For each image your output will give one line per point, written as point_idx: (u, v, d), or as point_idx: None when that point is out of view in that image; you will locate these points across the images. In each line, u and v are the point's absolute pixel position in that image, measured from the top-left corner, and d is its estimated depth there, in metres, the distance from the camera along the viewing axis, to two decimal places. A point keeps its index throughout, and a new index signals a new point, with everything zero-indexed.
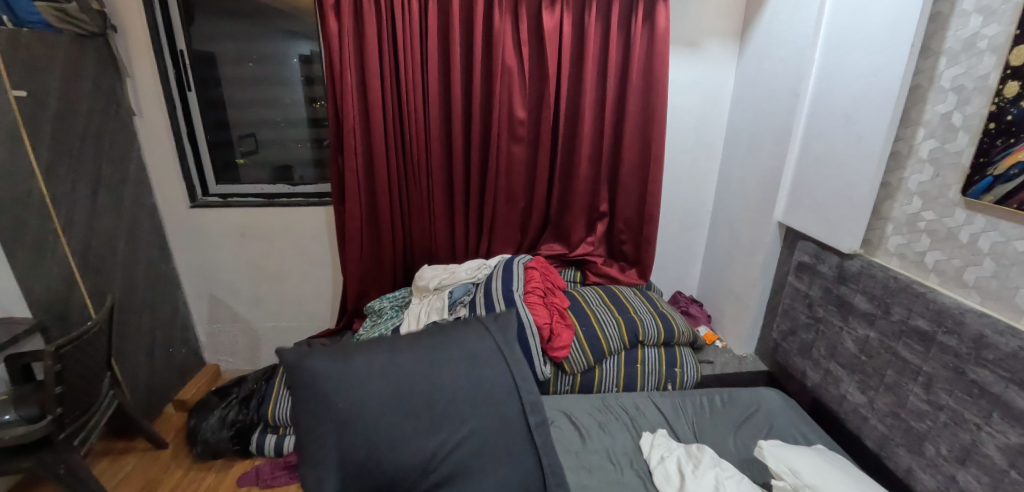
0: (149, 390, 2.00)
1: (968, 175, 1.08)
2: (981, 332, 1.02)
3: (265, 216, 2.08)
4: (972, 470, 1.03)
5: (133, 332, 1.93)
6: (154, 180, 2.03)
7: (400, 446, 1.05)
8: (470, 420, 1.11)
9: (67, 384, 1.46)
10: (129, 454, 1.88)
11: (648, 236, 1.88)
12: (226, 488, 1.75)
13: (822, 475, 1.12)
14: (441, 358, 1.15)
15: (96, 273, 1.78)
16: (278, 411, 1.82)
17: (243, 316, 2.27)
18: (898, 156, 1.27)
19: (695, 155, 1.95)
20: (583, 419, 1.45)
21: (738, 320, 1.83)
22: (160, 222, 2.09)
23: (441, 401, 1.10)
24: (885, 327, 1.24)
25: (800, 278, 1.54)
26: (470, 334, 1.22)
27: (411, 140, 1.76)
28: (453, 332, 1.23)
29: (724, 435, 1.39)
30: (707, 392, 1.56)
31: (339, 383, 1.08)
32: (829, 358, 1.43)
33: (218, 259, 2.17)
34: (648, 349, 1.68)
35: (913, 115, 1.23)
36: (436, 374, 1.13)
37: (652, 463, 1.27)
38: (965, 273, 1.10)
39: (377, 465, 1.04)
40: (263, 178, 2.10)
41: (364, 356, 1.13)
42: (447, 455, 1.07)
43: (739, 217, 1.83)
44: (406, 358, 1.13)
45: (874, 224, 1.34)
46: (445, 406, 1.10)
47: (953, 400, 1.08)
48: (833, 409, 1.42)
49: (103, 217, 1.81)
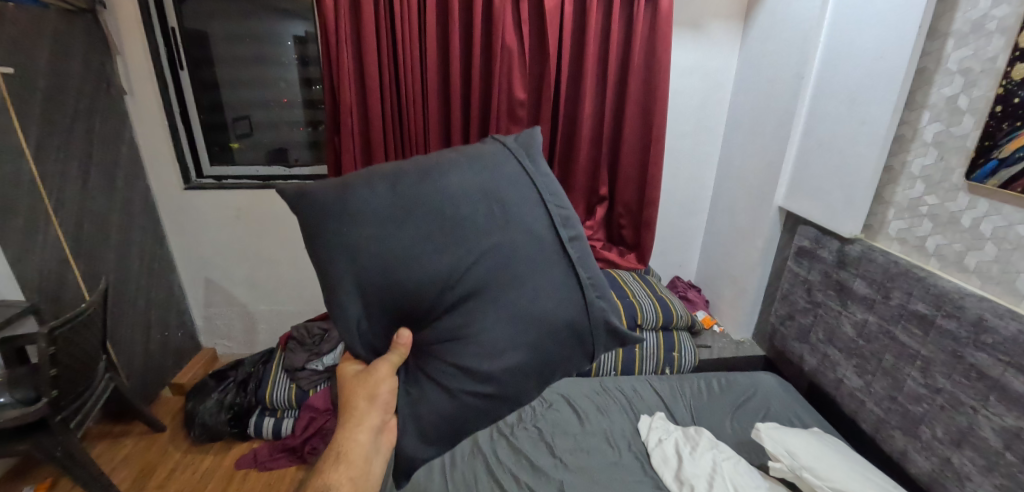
0: (145, 373, 1.99)
1: (973, 158, 1.08)
2: (980, 315, 1.02)
3: (260, 199, 2.05)
4: (967, 452, 1.04)
5: (128, 315, 1.91)
6: (146, 162, 2.00)
7: (416, 265, 0.73)
8: (503, 230, 0.78)
9: (62, 367, 1.45)
10: (126, 437, 1.88)
11: (648, 221, 1.87)
12: (225, 470, 1.75)
13: (819, 457, 1.12)
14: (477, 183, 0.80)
15: (89, 255, 1.75)
16: (276, 394, 1.83)
17: (240, 300, 2.26)
18: (901, 140, 1.26)
19: (696, 139, 1.93)
20: (581, 402, 1.45)
21: (736, 305, 1.84)
22: (154, 204, 2.06)
23: (456, 225, 0.76)
24: (884, 311, 1.24)
25: (800, 263, 1.53)
26: (495, 153, 0.85)
27: (409, 120, 1.73)
28: (464, 153, 0.85)
29: (721, 418, 1.39)
30: (705, 376, 1.57)
31: (337, 218, 0.74)
32: (827, 342, 1.43)
33: (213, 242, 2.14)
34: (646, 333, 1.68)
35: (919, 98, 1.21)
36: (454, 206, 0.77)
37: (650, 445, 1.28)
38: (966, 258, 1.10)
39: (398, 277, 0.73)
40: (258, 160, 2.06)
41: (365, 187, 0.76)
42: (474, 265, 0.76)
43: (738, 202, 1.82)
44: (410, 180, 0.77)
45: (876, 209, 1.33)
46: (460, 232, 0.76)
47: (950, 383, 1.08)
48: (830, 393, 1.43)
49: (95, 198, 1.78)
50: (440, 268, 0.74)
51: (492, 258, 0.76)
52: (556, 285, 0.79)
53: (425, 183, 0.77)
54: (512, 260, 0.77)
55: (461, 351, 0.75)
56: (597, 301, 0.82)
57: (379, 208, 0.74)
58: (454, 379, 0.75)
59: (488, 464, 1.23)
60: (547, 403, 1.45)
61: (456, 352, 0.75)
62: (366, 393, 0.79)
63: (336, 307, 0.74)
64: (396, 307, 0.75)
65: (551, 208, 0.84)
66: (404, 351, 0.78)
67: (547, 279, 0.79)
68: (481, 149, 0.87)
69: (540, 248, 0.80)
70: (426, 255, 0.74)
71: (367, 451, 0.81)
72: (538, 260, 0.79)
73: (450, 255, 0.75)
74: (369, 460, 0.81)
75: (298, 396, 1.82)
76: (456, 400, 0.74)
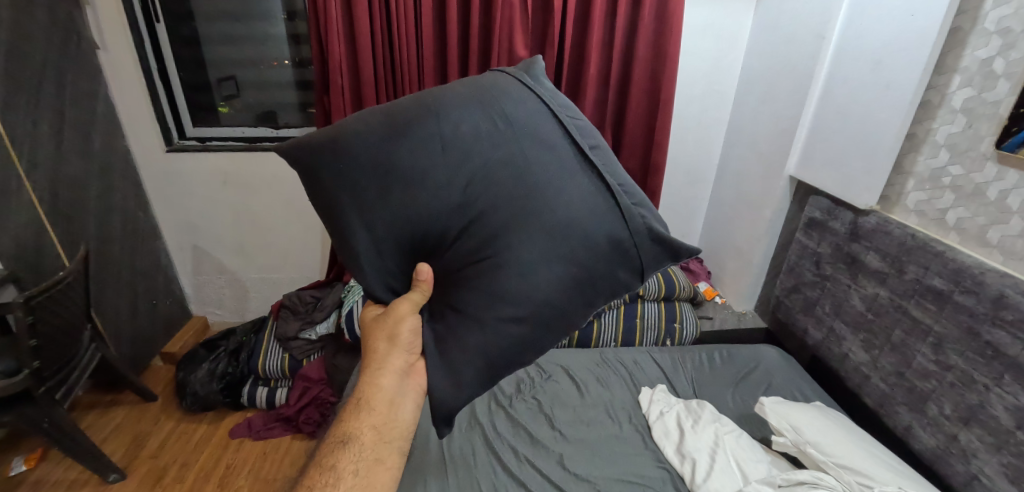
0: (133, 343, 1.94)
1: (1005, 126, 1.00)
2: (1001, 292, 0.98)
3: (246, 162, 1.95)
4: (976, 429, 1.03)
5: (113, 284, 1.85)
6: (124, 123, 1.88)
7: (425, 189, 0.72)
8: (513, 145, 0.75)
9: (43, 336, 1.38)
10: (118, 406, 1.85)
11: (652, 189, 1.80)
12: (219, 439, 1.74)
13: (823, 432, 1.10)
14: (480, 104, 0.78)
15: (66, 221, 1.67)
16: (269, 364, 1.80)
17: (229, 268, 2.19)
18: (927, 106, 1.18)
19: (705, 104, 1.84)
20: (581, 373, 1.42)
21: (739, 276, 1.80)
22: (135, 167, 1.96)
23: (461, 142, 0.74)
24: (897, 286, 1.21)
25: (809, 235, 1.48)
26: (496, 79, 0.83)
27: (402, 79, 1.62)
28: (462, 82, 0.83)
29: (723, 391, 1.37)
30: (706, 348, 1.54)
31: (331, 157, 0.73)
32: (833, 316, 1.40)
33: (199, 208, 2.05)
34: (647, 303, 1.65)
35: (949, 60, 1.13)
36: (457, 128, 0.74)
37: (651, 418, 1.25)
38: (988, 232, 1.05)
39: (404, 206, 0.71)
40: (244, 122, 1.96)
41: (355, 126, 0.75)
42: (486, 184, 0.73)
43: (746, 170, 1.75)
44: (408, 112, 0.76)
45: (894, 179, 1.27)
46: (469, 150, 0.74)
47: (963, 361, 1.05)
48: (834, 367, 1.41)
49: (70, 160, 1.68)
50: (448, 190, 0.72)
51: (504, 173, 0.74)
52: (579, 195, 0.75)
53: (423, 111, 0.75)
54: (527, 171, 0.74)
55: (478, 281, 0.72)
56: (632, 205, 0.78)
57: (374, 140, 0.73)
58: (485, 304, 0.71)
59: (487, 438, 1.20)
60: (547, 374, 1.41)
61: (482, 279, 0.72)
62: (387, 334, 0.78)
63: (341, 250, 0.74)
64: (406, 239, 0.73)
65: (564, 121, 0.81)
66: (426, 289, 0.77)
67: (570, 188, 0.75)
68: (482, 77, 0.84)
69: (557, 160, 0.76)
70: (434, 177, 0.72)
71: (392, 397, 0.78)
72: (556, 172, 0.76)
73: (460, 173, 0.73)
74: (394, 406, 0.78)
75: (291, 366, 1.79)
76: (486, 331, 0.71)
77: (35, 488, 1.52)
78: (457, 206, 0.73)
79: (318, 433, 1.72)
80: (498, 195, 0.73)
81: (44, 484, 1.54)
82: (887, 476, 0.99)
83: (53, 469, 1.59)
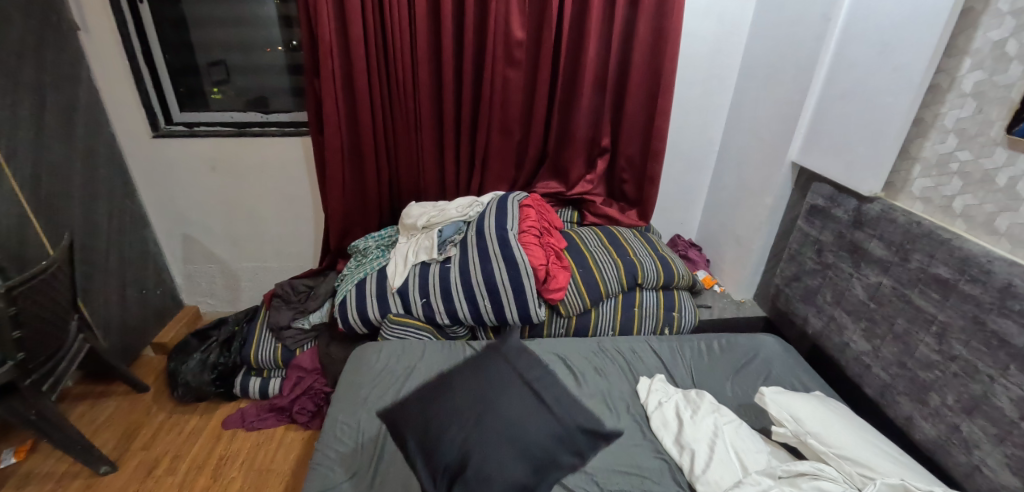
0: (123, 334, 1.91)
1: (1018, 111, 0.96)
2: (1008, 281, 0.95)
3: (235, 149, 1.90)
4: (979, 420, 1.02)
5: (101, 274, 1.80)
6: (109, 108, 1.82)
7: (437, 450, 1.02)
8: (500, 411, 1.09)
9: (27, 328, 1.34)
10: (109, 397, 1.82)
11: (652, 176, 1.77)
12: (212, 430, 1.71)
13: (824, 422, 1.07)
14: (478, 409, 1.09)
15: (50, 209, 1.62)
16: (262, 354, 1.77)
17: (221, 257, 2.15)
18: (935, 90, 1.15)
19: (705, 89, 1.80)
20: (578, 362, 1.37)
21: (739, 264, 1.78)
22: (121, 153, 1.90)
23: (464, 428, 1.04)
24: (901, 274, 1.18)
25: (811, 223, 1.46)
26: (500, 376, 1.20)
27: (395, 62, 1.57)
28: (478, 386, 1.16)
29: (722, 380, 1.34)
30: (704, 337, 1.51)
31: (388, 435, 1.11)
32: (835, 305, 1.39)
33: (188, 195, 2.00)
34: (646, 293, 1.61)
35: (960, 43, 1.09)
36: (461, 410, 1.09)
37: (650, 409, 1.22)
38: (997, 219, 1.02)
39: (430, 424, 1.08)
40: (233, 106, 1.89)
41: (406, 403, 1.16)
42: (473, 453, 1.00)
43: (748, 156, 1.72)
44: (434, 403, 1.13)
45: (899, 165, 1.24)
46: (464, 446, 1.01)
47: (967, 351, 1.04)
48: (834, 357, 1.40)
49: (52, 146, 1.62)
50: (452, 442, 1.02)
51: (492, 431, 1.04)
52: (542, 429, 1.08)
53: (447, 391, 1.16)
54: (507, 420, 1.07)
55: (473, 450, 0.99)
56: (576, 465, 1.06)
57: (410, 425, 1.10)
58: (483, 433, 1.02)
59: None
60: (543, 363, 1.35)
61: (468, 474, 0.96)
62: None
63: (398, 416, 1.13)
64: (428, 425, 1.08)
65: (536, 394, 1.18)
66: None
67: (534, 424, 1.09)
68: (488, 367, 1.23)
69: (526, 407, 1.12)
70: (445, 435, 1.04)
71: None
72: (527, 423, 1.08)
73: (461, 444, 1.02)
74: None
75: (284, 356, 1.76)
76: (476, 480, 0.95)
77: (24, 481, 1.50)
78: (456, 461, 0.99)
79: (313, 423, 1.69)
80: (495, 438, 1.03)
81: (34, 477, 1.52)
82: (890, 467, 0.97)
83: (43, 462, 1.56)
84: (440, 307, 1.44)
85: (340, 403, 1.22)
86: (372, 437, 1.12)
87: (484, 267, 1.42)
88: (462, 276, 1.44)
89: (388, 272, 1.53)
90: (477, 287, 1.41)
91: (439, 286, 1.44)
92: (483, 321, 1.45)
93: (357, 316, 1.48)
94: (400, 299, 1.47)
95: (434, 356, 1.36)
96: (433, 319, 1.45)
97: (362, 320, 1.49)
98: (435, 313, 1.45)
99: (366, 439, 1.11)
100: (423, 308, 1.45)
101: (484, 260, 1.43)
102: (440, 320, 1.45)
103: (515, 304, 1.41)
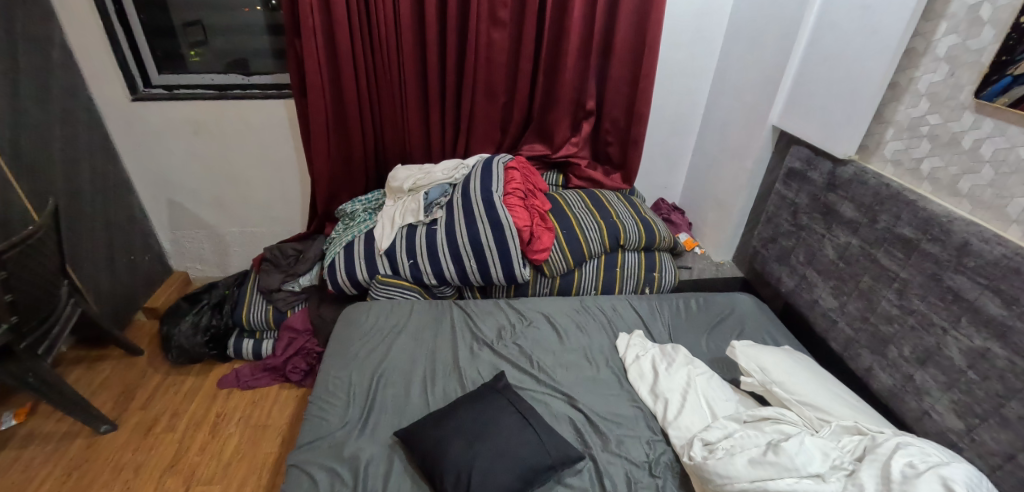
0: (114, 299, 1.93)
1: (986, 75, 0.99)
2: (966, 239, 1.01)
3: (217, 112, 1.87)
4: (931, 370, 1.09)
5: (87, 240, 1.80)
6: (85, 71, 1.77)
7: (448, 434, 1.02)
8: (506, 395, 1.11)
9: (18, 292, 1.33)
10: (104, 361, 1.86)
11: (636, 138, 1.79)
12: (207, 390, 1.76)
13: (788, 373, 1.14)
14: (480, 392, 1.11)
15: (32, 174, 1.60)
16: (253, 316, 1.81)
17: (207, 222, 2.15)
18: (912, 54, 1.16)
19: (692, 52, 1.79)
20: (561, 319, 1.42)
21: (720, 227, 1.82)
22: (100, 118, 1.87)
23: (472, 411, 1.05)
24: (868, 235, 1.24)
25: (788, 186, 1.50)
26: (502, 363, 1.26)
27: (377, 22, 1.55)
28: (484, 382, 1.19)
29: (698, 336, 1.40)
30: (683, 296, 1.56)
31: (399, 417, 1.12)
32: (807, 264, 1.45)
33: (171, 159, 1.98)
34: (628, 254, 1.65)
35: (938, 6, 1.10)
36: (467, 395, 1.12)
37: (627, 362, 1.28)
38: (960, 182, 1.07)
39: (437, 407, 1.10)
40: (213, 68, 1.85)
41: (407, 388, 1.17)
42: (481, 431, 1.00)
43: (731, 120, 1.73)
44: (441, 395, 1.16)
45: (873, 128, 1.27)
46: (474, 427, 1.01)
47: (924, 305, 1.10)
48: (804, 313, 1.47)
49: (28, 110, 1.59)
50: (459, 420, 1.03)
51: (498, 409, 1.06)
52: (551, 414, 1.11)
53: (453, 377, 1.21)
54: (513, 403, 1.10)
55: (480, 421, 1.01)
56: (598, 450, 1.06)
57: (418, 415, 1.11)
58: (491, 409, 1.05)
59: (461, 375, 1.21)
60: (527, 321, 1.41)
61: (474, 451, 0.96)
62: None
63: (405, 390, 1.17)
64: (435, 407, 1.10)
65: (537, 376, 1.23)
66: None
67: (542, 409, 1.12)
68: (490, 354, 1.29)
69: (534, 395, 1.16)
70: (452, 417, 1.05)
71: None
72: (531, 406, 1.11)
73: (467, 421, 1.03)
74: None
75: (276, 318, 1.79)
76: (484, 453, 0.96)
77: (27, 440, 1.55)
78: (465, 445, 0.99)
79: (306, 381, 1.76)
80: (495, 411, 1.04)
81: (36, 437, 1.56)
82: (846, 412, 1.05)
83: (44, 422, 1.61)
84: (426, 268, 1.47)
85: (331, 360, 1.26)
86: (363, 391, 1.17)
87: (470, 228, 1.45)
88: (448, 237, 1.47)
89: (376, 234, 1.55)
90: (463, 248, 1.45)
91: (425, 247, 1.47)
92: (469, 280, 1.50)
93: (346, 277, 1.51)
94: (388, 260, 1.50)
95: (423, 314, 1.41)
96: (420, 279, 1.49)
97: (351, 282, 1.52)
98: (422, 274, 1.48)
99: (357, 393, 1.16)
100: (410, 269, 1.48)
101: (470, 221, 1.46)
102: (428, 281, 1.49)
103: (501, 264, 1.45)
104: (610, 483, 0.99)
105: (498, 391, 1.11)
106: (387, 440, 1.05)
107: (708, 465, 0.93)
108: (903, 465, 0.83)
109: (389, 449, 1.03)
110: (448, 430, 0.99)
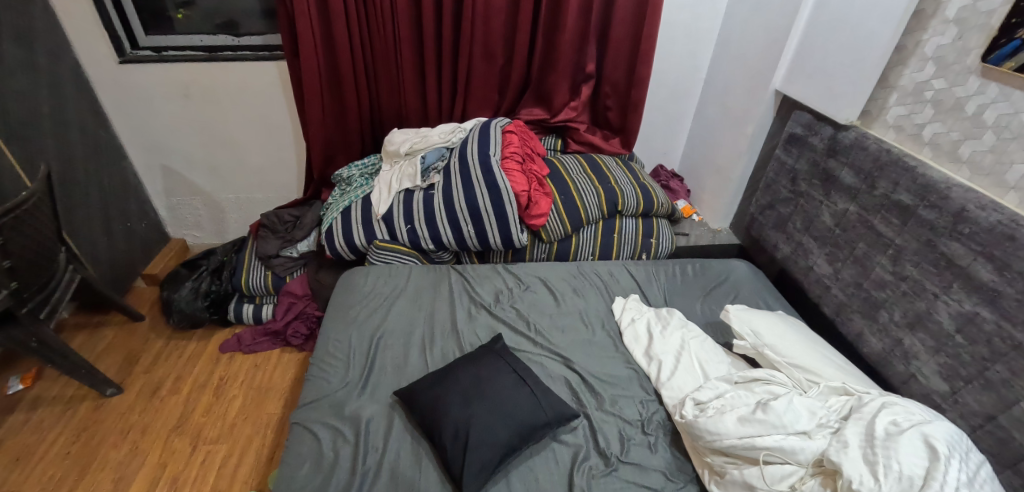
0: (113, 265, 1.93)
1: (994, 38, 0.96)
2: (963, 206, 1.01)
3: (208, 74, 1.82)
4: (920, 334, 1.11)
5: (83, 207, 1.79)
6: (68, 31, 1.71)
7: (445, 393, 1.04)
8: (503, 356, 1.13)
9: (17, 258, 1.33)
10: (106, 327, 1.88)
11: (636, 102, 1.76)
12: (209, 354, 1.79)
13: (780, 336, 1.16)
14: (478, 354, 1.13)
15: (23, 139, 1.57)
16: (252, 281, 1.82)
17: (203, 188, 2.13)
18: (920, 16, 1.13)
19: (695, 13, 1.74)
20: (558, 284, 1.43)
21: (718, 194, 1.82)
22: (87, 81, 1.82)
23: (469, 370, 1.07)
24: (866, 202, 1.24)
25: (789, 152, 1.49)
26: (499, 326, 1.28)
27: None
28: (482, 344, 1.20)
29: (693, 301, 1.42)
30: (680, 262, 1.57)
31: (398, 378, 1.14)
32: (803, 231, 1.45)
33: (163, 124, 1.94)
34: (626, 220, 1.65)
35: None
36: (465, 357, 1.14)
37: (623, 325, 1.30)
38: (961, 147, 1.06)
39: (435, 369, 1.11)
40: (201, 28, 1.79)
41: (405, 352, 1.19)
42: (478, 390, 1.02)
43: (733, 85, 1.70)
44: (440, 358, 1.18)
45: (877, 93, 1.25)
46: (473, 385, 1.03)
47: (917, 271, 1.11)
48: (798, 280, 1.49)
49: (13, 72, 1.55)
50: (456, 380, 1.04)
51: (494, 369, 1.08)
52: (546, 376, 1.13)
53: (450, 340, 1.23)
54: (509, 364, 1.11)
55: (478, 383, 1.03)
56: (594, 410, 1.09)
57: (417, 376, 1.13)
58: (489, 370, 1.07)
59: (459, 337, 1.23)
60: (525, 285, 1.42)
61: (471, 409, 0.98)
62: None
63: (405, 353, 1.19)
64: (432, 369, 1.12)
65: (533, 339, 1.25)
66: None
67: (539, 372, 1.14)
68: (487, 319, 1.30)
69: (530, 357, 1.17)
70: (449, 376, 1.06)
71: None
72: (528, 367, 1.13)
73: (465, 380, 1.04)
74: None
75: (275, 283, 1.81)
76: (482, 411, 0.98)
77: (35, 403, 1.58)
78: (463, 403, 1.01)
79: (306, 344, 1.78)
80: (492, 373, 1.06)
81: (44, 400, 1.60)
82: (834, 374, 1.07)
83: (50, 387, 1.64)
84: (424, 233, 1.47)
85: (331, 323, 1.27)
86: (364, 352, 1.19)
87: (467, 193, 1.44)
88: (446, 201, 1.46)
89: (373, 199, 1.54)
90: (461, 213, 1.44)
91: (423, 212, 1.47)
92: (467, 245, 1.50)
93: (344, 243, 1.51)
94: (386, 226, 1.49)
95: (421, 279, 1.42)
96: (418, 244, 1.49)
97: (349, 247, 1.52)
98: (420, 239, 1.48)
99: (358, 354, 1.18)
100: (408, 235, 1.48)
101: (468, 186, 1.45)
102: (425, 245, 1.49)
103: (498, 229, 1.45)
104: (604, 440, 1.03)
105: (495, 354, 1.13)
106: (388, 399, 1.08)
107: (699, 423, 0.96)
108: (887, 423, 0.86)
109: (389, 408, 1.06)
110: (446, 390, 1.02)
